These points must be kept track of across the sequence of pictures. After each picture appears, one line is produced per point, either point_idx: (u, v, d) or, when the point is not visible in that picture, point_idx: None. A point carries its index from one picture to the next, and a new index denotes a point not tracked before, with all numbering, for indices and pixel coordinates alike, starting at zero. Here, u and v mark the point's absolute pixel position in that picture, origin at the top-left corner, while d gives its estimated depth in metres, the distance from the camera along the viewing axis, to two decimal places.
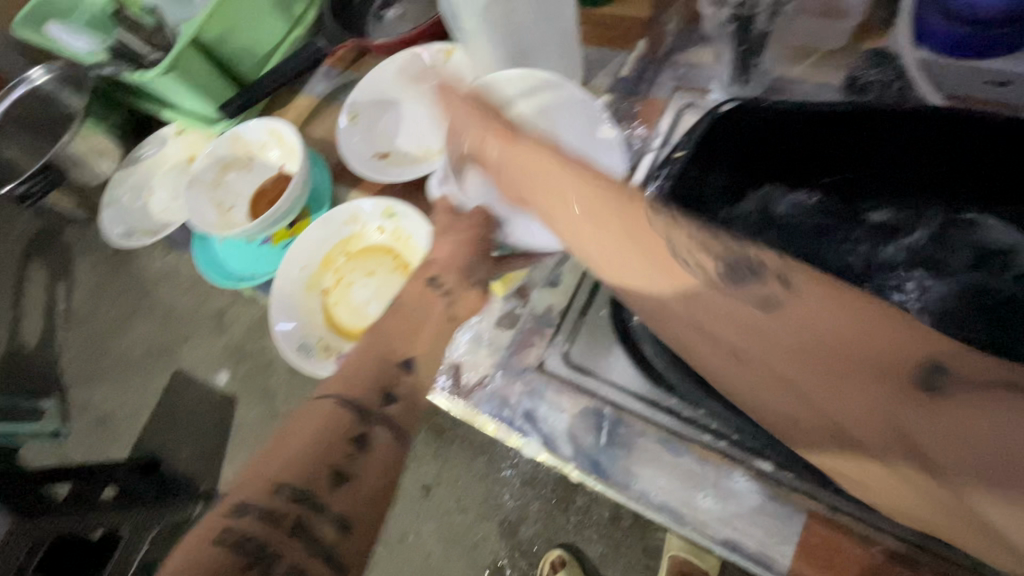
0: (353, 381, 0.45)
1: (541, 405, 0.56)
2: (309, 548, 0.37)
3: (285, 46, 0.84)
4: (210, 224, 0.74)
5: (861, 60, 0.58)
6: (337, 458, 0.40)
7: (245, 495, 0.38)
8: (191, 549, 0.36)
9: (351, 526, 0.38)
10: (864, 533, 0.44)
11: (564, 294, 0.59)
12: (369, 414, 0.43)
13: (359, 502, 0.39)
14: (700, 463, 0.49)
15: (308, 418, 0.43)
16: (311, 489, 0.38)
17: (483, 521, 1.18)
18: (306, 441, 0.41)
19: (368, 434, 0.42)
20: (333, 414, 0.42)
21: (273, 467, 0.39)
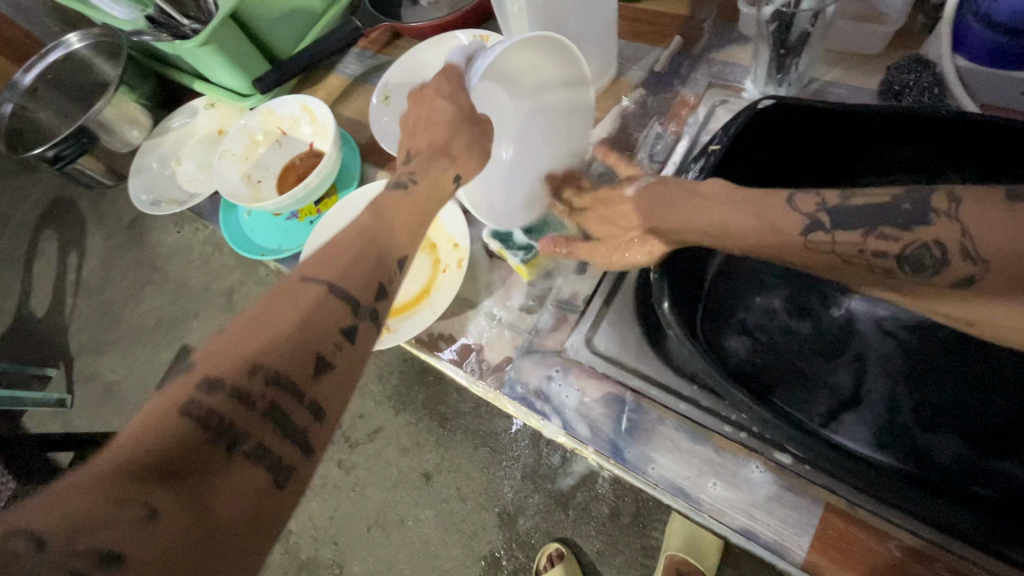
0: (348, 272, 0.38)
1: (562, 388, 0.56)
2: (280, 428, 0.32)
3: (320, 25, 0.85)
4: (241, 196, 0.75)
5: (899, 64, 0.57)
6: (324, 346, 0.35)
7: (213, 368, 0.32)
8: (150, 422, 0.30)
9: (325, 416, 0.33)
10: (880, 527, 0.45)
11: (590, 281, 0.60)
12: (361, 305, 0.37)
13: (339, 393, 0.34)
14: (718, 452, 0.50)
15: (288, 294, 0.36)
16: (292, 373, 0.33)
17: (482, 511, 1.19)
18: (293, 314, 0.35)
19: (358, 327, 0.37)
20: (322, 300, 0.36)
21: (250, 344, 0.33)
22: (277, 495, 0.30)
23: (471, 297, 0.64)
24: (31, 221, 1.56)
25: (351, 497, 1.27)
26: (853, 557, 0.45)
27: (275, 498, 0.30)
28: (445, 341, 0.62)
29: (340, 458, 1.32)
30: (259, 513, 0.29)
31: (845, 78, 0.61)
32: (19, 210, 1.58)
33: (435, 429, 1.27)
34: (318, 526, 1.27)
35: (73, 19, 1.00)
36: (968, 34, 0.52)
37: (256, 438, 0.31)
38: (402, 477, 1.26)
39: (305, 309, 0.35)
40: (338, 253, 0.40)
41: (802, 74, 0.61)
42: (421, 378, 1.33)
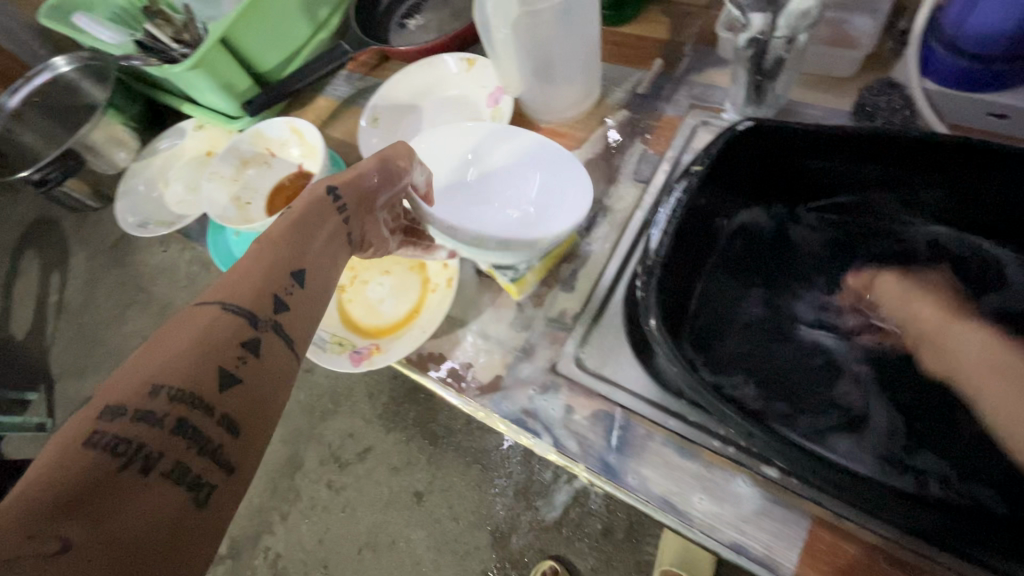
0: (238, 291, 0.43)
1: (553, 406, 0.57)
2: (192, 444, 0.34)
3: (309, 49, 0.87)
4: (229, 218, 0.75)
5: (871, 88, 0.60)
6: (228, 360, 0.38)
7: (114, 401, 0.34)
8: (51, 460, 0.31)
9: (238, 427, 0.36)
10: (866, 538, 0.45)
11: (578, 299, 0.61)
12: (258, 320, 0.42)
13: (249, 405, 0.38)
14: (706, 468, 0.50)
15: (188, 322, 0.40)
16: (194, 387, 0.36)
17: (474, 530, 1.18)
18: (185, 341, 0.38)
19: (260, 339, 0.41)
20: (210, 325, 0.40)
21: (148, 372, 0.36)
22: (196, 509, 0.33)
23: (461, 316, 0.64)
24: (12, 242, 1.54)
25: (341, 518, 1.26)
26: (841, 569, 0.45)
27: (195, 513, 0.33)
28: (435, 360, 0.63)
29: (329, 479, 1.30)
30: (176, 528, 0.31)
31: (820, 101, 0.63)
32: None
33: (426, 447, 1.27)
34: (307, 550, 1.25)
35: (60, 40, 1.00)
36: (935, 61, 0.55)
37: (168, 457, 0.33)
38: (393, 497, 1.24)
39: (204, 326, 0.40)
40: (234, 277, 0.45)
41: (779, 96, 0.63)
42: (411, 395, 1.32)
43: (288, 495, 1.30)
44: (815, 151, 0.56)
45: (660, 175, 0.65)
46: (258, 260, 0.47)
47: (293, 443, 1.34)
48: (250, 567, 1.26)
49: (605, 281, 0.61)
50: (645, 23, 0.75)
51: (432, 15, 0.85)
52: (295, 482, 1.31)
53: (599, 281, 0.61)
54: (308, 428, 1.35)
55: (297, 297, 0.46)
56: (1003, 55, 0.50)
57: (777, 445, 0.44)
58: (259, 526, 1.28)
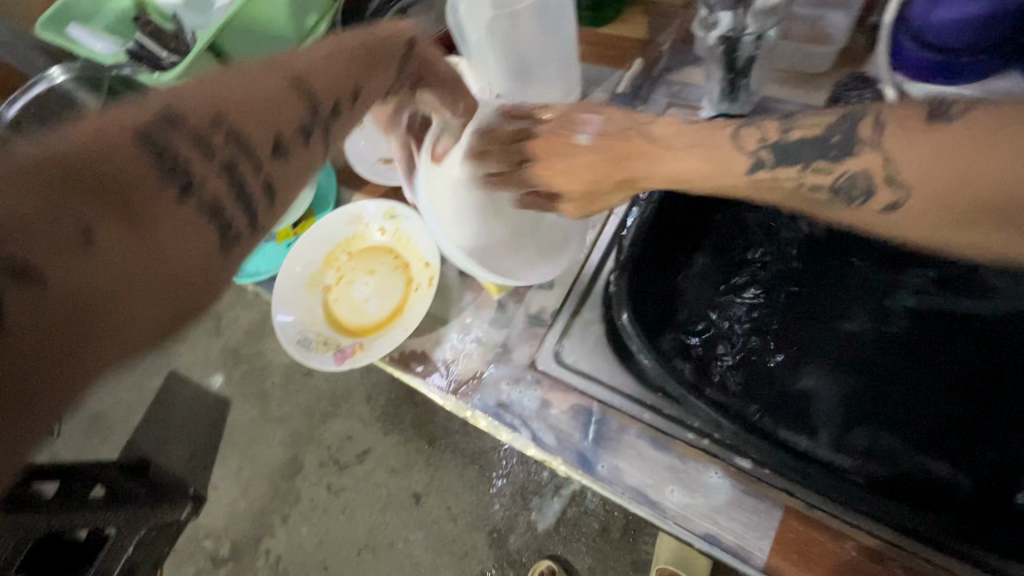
0: (316, 72, 0.40)
1: (532, 402, 0.57)
2: (234, 185, 0.33)
3: None
4: None
5: (841, 83, 0.61)
6: (286, 132, 0.36)
7: (176, 110, 0.32)
8: (94, 135, 0.28)
9: (273, 193, 0.35)
10: (839, 528, 0.45)
11: (557, 296, 0.62)
12: (316, 110, 0.38)
13: (285, 178, 0.36)
14: (680, 460, 0.51)
15: (249, 80, 0.36)
16: (250, 134, 0.34)
17: (472, 530, 1.19)
18: (256, 92, 0.35)
19: (311, 138, 0.38)
20: (284, 91, 0.37)
21: (216, 96, 0.33)
22: (224, 251, 0.32)
23: (444, 314, 0.65)
24: None
25: (340, 520, 1.26)
26: (810, 558, 0.46)
27: (221, 259, 0.32)
28: (419, 358, 0.64)
29: (329, 481, 1.31)
30: (205, 276, 0.30)
31: (795, 97, 0.64)
32: None
33: (424, 448, 1.28)
34: (308, 551, 1.26)
35: (57, 50, 1.02)
36: (904, 54, 0.55)
37: (208, 191, 0.31)
38: (392, 498, 1.25)
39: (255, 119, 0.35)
40: (305, 62, 0.41)
41: (754, 93, 0.63)
42: (409, 397, 1.33)
43: (288, 498, 1.31)
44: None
45: None
46: (329, 57, 0.42)
47: (292, 446, 1.35)
48: (252, 570, 1.27)
49: (582, 278, 0.61)
50: (624, 24, 0.77)
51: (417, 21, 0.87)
52: (295, 484, 1.32)
53: (577, 278, 0.62)
54: (308, 431, 1.36)
55: (350, 116, 0.42)
56: (967, 46, 0.52)
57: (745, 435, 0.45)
58: (259, 529, 1.29)
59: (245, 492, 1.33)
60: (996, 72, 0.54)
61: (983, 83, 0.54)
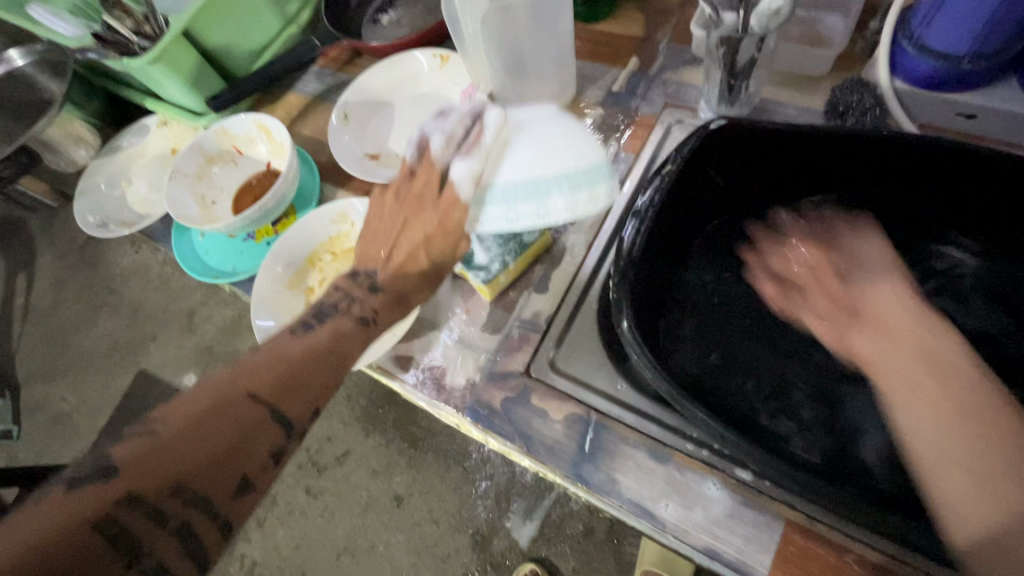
0: (302, 373, 0.45)
1: (527, 410, 0.55)
2: (184, 549, 0.36)
3: (278, 44, 0.84)
4: (192, 218, 0.72)
5: (841, 87, 0.60)
6: (251, 468, 0.40)
7: (136, 485, 0.36)
8: (30, 526, 0.33)
9: (231, 530, 0.38)
10: (841, 542, 0.45)
11: (551, 300, 0.60)
12: (294, 429, 0.42)
13: (250, 513, 0.40)
14: (680, 471, 0.50)
15: (232, 409, 0.40)
16: (215, 494, 0.37)
17: (455, 533, 1.17)
18: (185, 420, 0.39)
19: (285, 450, 0.42)
20: (260, 423, 0.41)
21: (131, 451, 0.37)
22: None
23: (433, 319, 0.63)
24: None
25: (319, 523, 1.23)
26: (813, 573, 0.45)
27: None
28: (406, 364, 0.61)
29: (308, 483, 1.28)
30: None
31: (792, 100, 0.63)
32: None
33: (406, 450, 1.25)
34: (284, 556, 1.22)
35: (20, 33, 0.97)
36: (904, 60, 0.55)
37: (152, 560, 0.35)
38: (372, 501, 1.23)
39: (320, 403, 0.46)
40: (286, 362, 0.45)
41: (752, 95, 0.62)
42: (391, 398, 1.30)
43: (265, 500, 1.27)
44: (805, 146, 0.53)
45: (627, 183, 0.64)
46: (305, 351, 0.47)
47: None
48: (225, 574, 1.24)
49: (579, 281, 0.59)
50: (619, 21, 0.75)
51: (405, 11, 0.84)
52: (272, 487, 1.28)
53: (573, 281, 0.60)
54: None
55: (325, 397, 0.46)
56: (969, 54, 0.51)
57: (749, 449, 0.43)
58: None
59: None
60: (994, 81, 0.53)
61: (982, 92, 0.54)
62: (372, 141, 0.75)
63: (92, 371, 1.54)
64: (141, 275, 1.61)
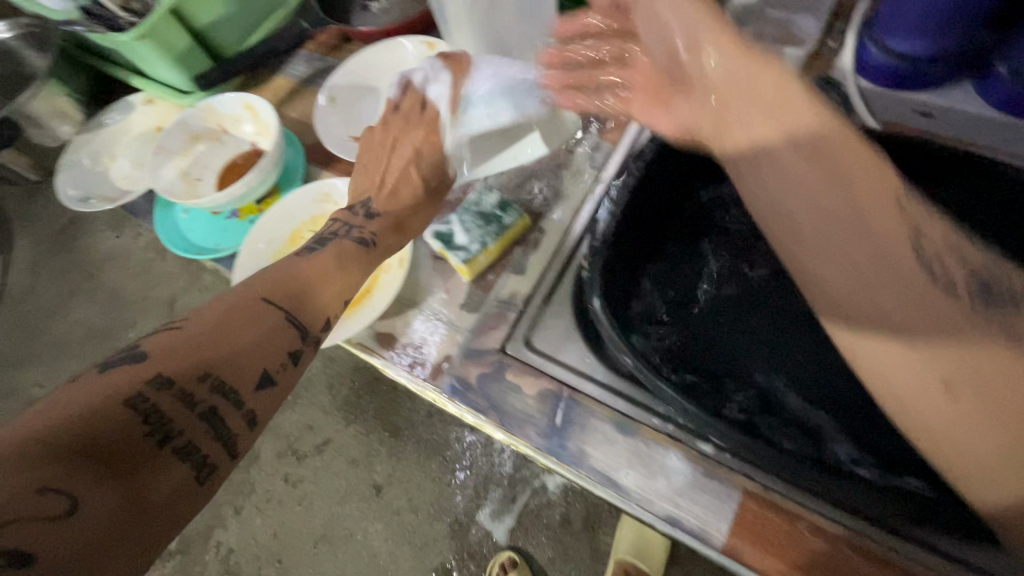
0: (306, 298, 0.49)
1: (502, 385, 0.57)
2: (212, 429, 0.38)
3: (267, 26, 0.85)
4: (176, 194, 0.73)
5: (812, 83, 0.63)
6: (272, 365, 0.42)
7: (168, 369, 0.38)
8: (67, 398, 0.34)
9: (257, 422, 0.40)
10: (794, 511, 0.47)
11: (530, 281, 0.62)
12: (307, 334, 0.46)
13: (274, 407, 0.42)
14: (646, 444, 0.51)
15: (253, 312, 0.44)
16: (238, 382, 0.40)
17: (434, 522, 1.18)
18: (211, 318, 0.42)
19: (303, 353, 0.45)
20: (279, 327, 0.45)
21: (162, 340, 0.39)
22: (201, 488, 0.36)
23: (415, 297, 0.64)
24: None
25: (297, 512, 1.23)
26: (767, 539, 0.47)
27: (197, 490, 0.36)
28: (387, 340, 0.62)
29: (287, 472, 1.27)
30: (177, 496, 0.34)
31: None
32: None
33: (386, 439, 1.25)
34: (261, 544, 1.22)
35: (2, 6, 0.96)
36: (868, 59, 0.57)
37: (184, 438, 0.36)
38: (351, 490, 1.23)
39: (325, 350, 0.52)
40: (295, 278, 0.50)
41: None
42: (371, 387, 1.31)
43: (243, 489, 1.27)
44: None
45: (608, 172, 0.65)
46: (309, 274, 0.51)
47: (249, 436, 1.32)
48: (201, 563, 1.23)
49: (556, 262, 0.62)
50: None
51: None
52: (250, 475, 1.28)
53: (550, 262, 0.62)
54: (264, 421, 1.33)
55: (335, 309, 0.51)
56: (927, 55, 0.54)
57: (710, 424, 0.46)
58: (211, 521, 1.25)
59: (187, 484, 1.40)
60: (952, 82, 0.56)
61: (940, 92, 0.57)
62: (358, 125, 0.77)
63: (68, 356, 1.54)
64: (121, 261, 1.60)
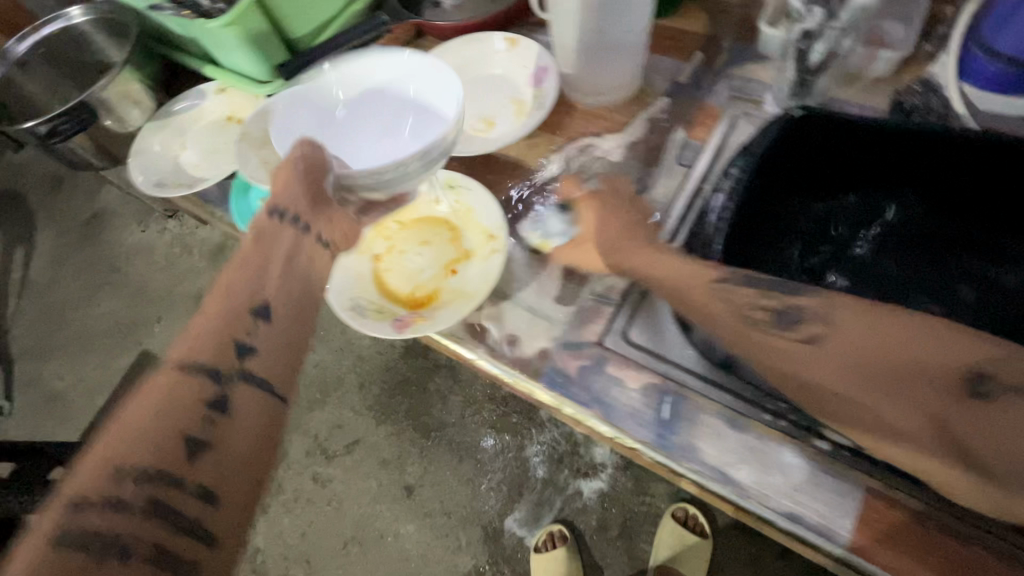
0: (199, 346, 0.44)
1: (603, 378, 0.57)
2: (199, 500, 0.37)
3: (342, 20, 0.84)
4: (258, 181, 0.72)
5: (909, 90, 0.63)
6: (191, 428, 0.39)
7: (76, 492, 0.36)
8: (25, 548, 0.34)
9: (214, 494, 0.38)
10: (916, 508, 0.47)
11: (626, 275, 0.62)
12: (220, 374, 0.43)
13: (227, 466, 0.39)
14: (761, 440, 0.51)
15: (150, 395, 0.41)
16: (168, 461, 0.38)
17: (466, 526, 1.16)
18: (136, 410, 0.40)
19: (229, 397, 0.42)
20: (187, 392, 0.41)
21: (96, 452, 0.37)
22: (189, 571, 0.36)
23: (505, 290, 0.64)
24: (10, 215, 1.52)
25: (326, 511, 1.22)
26: (894, 539, 0.46)
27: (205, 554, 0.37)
28: (477, 332, 0.62)
29: (316, 471, 1.26)
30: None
31: (858, 98, 0.66)
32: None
33: (418, 440, 1.24)
34: (290, 543, 1.20)
35: None
36: (976, 64, 0.57)
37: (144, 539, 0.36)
38: (383, 491, 1.22)
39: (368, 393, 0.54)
40: (194, 330, 0.45)
41: (822, 91, 0.65)
42: (405, 387, 1.30)
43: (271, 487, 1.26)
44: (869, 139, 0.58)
45: (701, 169, 0.66)
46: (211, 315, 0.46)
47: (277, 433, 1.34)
48: None
49: None
50: (683, 18, 0.78)
51: None
52: (279, 473, 1.27)
53: None
54: (294, 419, 1.32)
55: (267, 332, 0.47)
56: None
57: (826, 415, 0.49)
58: None
59: None
60: None
61: None
62: None
63: (105, 351, 1.61)
64: (170, 257, 1.70)
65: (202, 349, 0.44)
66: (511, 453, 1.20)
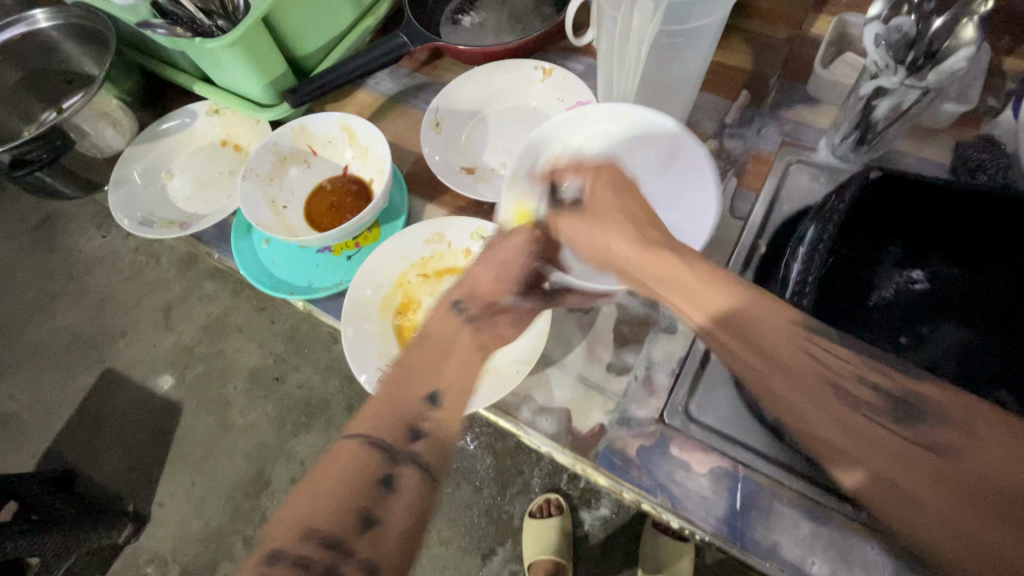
0: (393, 399, 0.44)
1: (665, 461, 0.52)
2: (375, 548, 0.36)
3: (353, 38, 0.76)
4: (268, 225, 0.64)
5: (970, 145, 0.61)
6: (387, 474, 0.39)
7: (307, 523, 0.36)
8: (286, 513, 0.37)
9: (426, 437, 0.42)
10: None
11: (682, 341, 0.58)
12: (405, 447, 0.41)
13: (417, 512, 0.39)
14: (841, 534, 0.48)
15: (340, 454, 0.40)
16: (395, 442, 0.41)
17: (464, 557, 1.10)
18: (339, 481, 0.38)
19: (400, 476, 0.39)
20: (368, 454, 0.40)
21: (302, 511, 0.37)
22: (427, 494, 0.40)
23: (550, 354, 0.59)
24: (25, 226, 1.50)
25: None
26: None
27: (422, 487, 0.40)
28: (513, 404, 0.57)
29: None
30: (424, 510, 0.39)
31: (915, 150, 0.63)
32: (6, 212, 1.52)
33: None
34: None
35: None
36: None
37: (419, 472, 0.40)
38: None
39: (460, 354, 0.47)
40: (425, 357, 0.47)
41: (884, 145, 0.61)
42: None
43: (253, 517, 1.20)
44: (986, 210, 0.49)
45: (754, 216, 0.62)
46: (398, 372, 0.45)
47: (258, 460, 1.23)
48: None
49: None
50: (726, 50, 0.73)
51: (486, 14, 0.77)
52: (262, 502, 1.20)
53: None
54: (277, 444, 1.24)
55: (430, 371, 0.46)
56: None
57: None
58: (216, 553, 1.18)
59: (200, 510, 1.21)
60: None
61: None
62: (469, 150, 0.70)
63: (49, 368, 1.36)
64: (110, 262, 1.42)
65: (380, 419, 0.42)
66: (513, 477, 1.15)
